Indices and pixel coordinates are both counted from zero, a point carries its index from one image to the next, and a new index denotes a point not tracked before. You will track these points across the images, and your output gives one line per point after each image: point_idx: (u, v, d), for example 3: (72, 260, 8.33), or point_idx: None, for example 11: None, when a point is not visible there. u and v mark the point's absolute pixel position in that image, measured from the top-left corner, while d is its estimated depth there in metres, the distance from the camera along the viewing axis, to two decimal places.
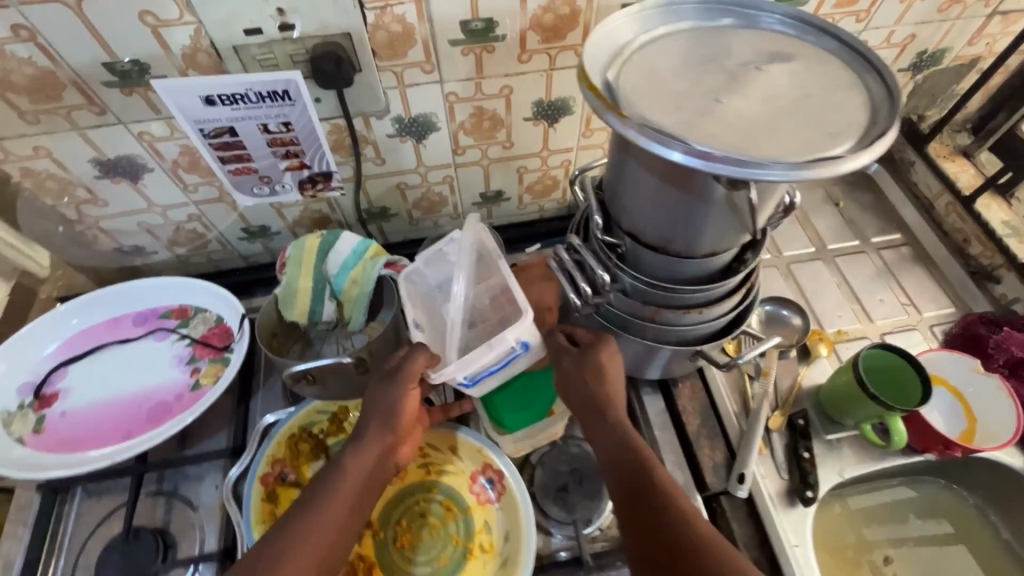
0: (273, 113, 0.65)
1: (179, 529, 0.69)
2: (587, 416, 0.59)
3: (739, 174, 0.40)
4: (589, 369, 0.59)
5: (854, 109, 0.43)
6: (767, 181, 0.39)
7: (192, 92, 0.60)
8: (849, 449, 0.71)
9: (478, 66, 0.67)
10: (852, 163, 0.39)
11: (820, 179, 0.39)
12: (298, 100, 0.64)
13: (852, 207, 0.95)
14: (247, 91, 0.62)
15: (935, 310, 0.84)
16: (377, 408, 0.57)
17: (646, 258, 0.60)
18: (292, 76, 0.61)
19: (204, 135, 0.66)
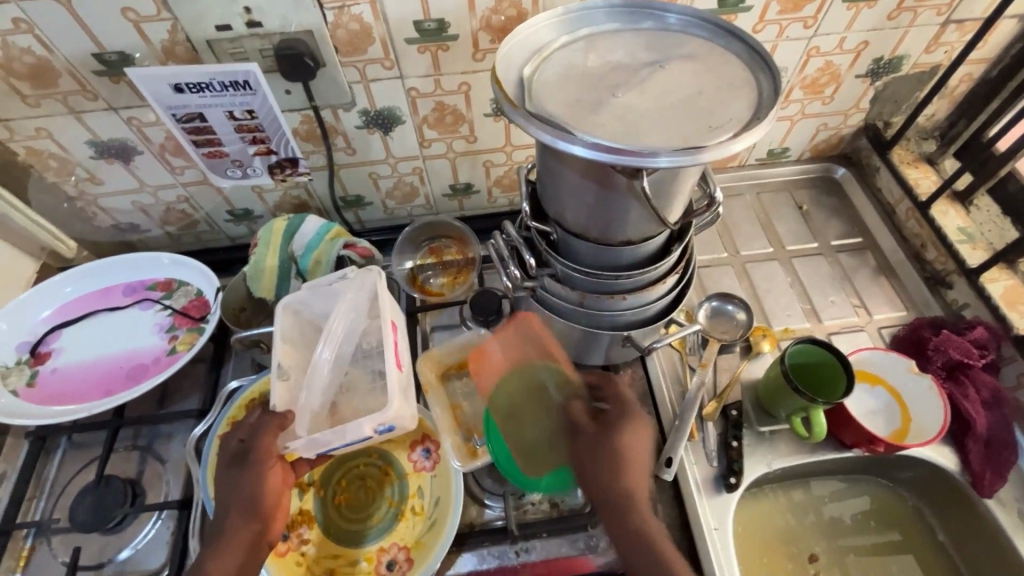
0: (238, 101, 0.71)
1: (149, 480, 0.75)
2: (608, 512, 0.61)
3: (627, 162, 0.44)
4: (607, 458, 0.62)
5: (740, 104, 0.47)
6: (653, 168, 0.44)
7: (163, 81, 0.67)
8: (780, 441, 0.73)
9: (435, 64, 0.72)
10: (726, 150, 0.43)
11: (698, 164, 0.43)
12: (258, 89, 0.70)
13: (816, 210, 0.97)
14: (211, 80, 0.68)
15: (886, 313, 0.85)
16: (235, 499, 0.59)
17: (572, 245, 0.63)
18: (250, 68, 0.67)
19: (176, 119, 0.72)
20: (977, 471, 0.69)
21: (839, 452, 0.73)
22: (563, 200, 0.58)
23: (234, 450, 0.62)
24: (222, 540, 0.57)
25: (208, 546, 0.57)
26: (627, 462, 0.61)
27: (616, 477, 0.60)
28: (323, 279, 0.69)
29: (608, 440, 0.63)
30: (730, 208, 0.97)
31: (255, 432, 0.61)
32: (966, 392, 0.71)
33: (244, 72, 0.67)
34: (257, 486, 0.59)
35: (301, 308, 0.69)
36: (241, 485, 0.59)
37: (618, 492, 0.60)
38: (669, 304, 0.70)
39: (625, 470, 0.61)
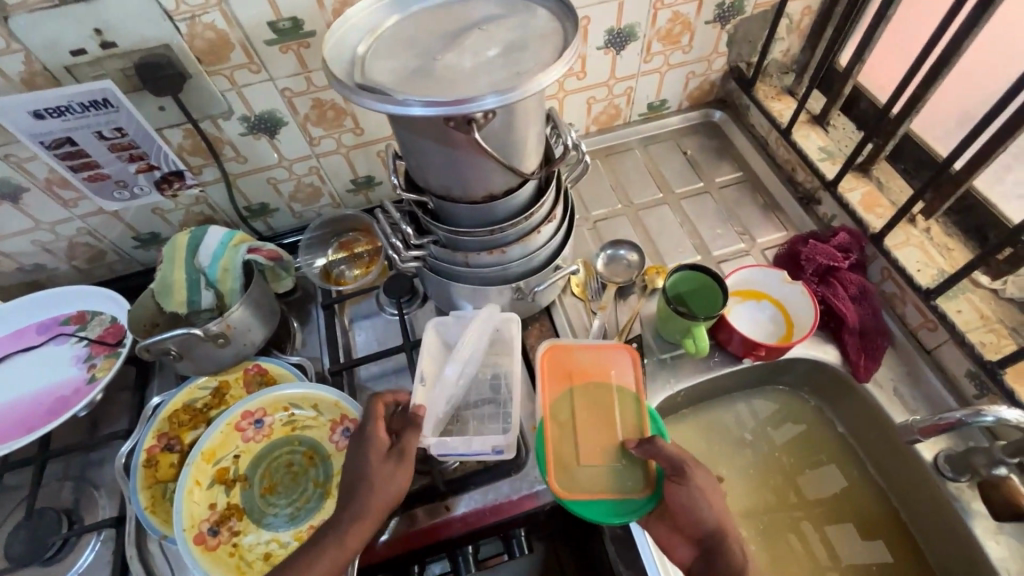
0: (103, 120, 0.72)
1: (84, 506, 0.76)
2: (711, 544, 0.56)
3: (459, 109, 0.49)
4: (704, 492, 0.58)
5: (554, 40, 0.52)
6: (481, 109, 0.48)
7: (20, 110, 0.68)
8: (681, 364, 0.79)
9: (301, 61, 0.75)
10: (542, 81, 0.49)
11: (521, 98, 0.49)
12: (119, 106, 0.72)
13: (699, 153, 1.03)
14: (69, 103, 0.69)
15: (768, 235, 0.91)
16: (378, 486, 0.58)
17: (444, 208, 0.68)
18: (105, 85, 0.69)
19: (46, 147, 0.73)
20: (854, 360, 0.75)
21: (732, 365, 0.79)
22: (421, 167, 0.63)
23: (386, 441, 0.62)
24: (336, 537, 0.56)
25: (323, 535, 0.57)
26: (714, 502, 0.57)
27: (709, 520, 0.57)
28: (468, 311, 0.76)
29: (691, 479, 0.58)
30: (621, 164, 1.02)
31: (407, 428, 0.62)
32: (836, 292, 0.78)
33: (100, 90, 0.69)
34: (395, 486, 0.59)
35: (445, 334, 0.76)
36: (364, 466, 0.59)
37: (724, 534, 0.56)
38: (554, 251, 0.75)
39: (711, 500, 0.57)
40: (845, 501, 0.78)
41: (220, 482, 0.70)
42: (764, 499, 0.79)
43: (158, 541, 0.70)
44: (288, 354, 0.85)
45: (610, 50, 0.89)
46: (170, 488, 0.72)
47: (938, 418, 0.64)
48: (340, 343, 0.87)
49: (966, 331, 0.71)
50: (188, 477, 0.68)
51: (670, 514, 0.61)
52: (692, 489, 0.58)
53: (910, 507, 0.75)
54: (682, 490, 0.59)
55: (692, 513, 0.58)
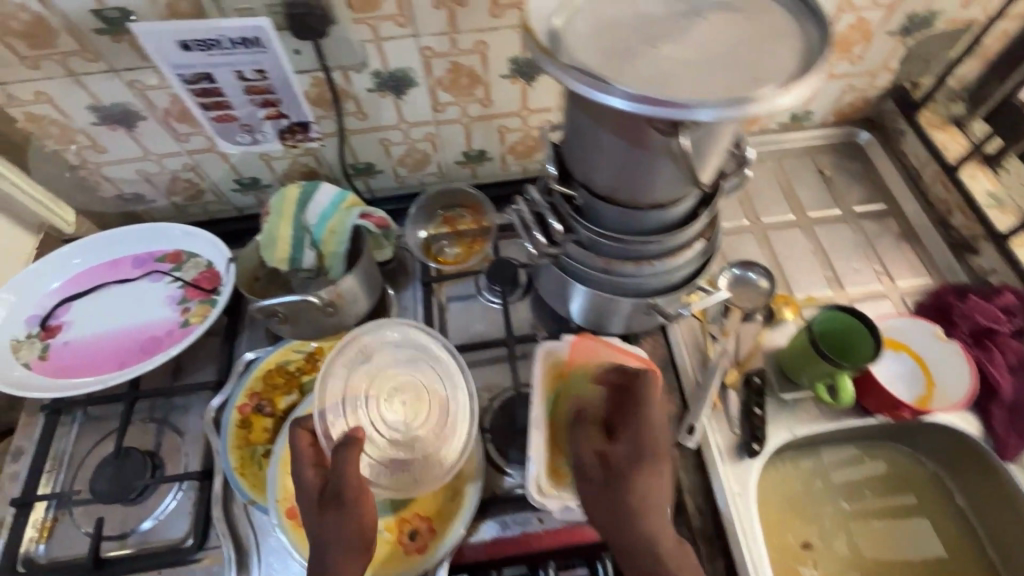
0: (247, 60, 0.67)
1: (168, 452, 0.74)
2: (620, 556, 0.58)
3: (671, 113, 0.42)
4: (618, 502, 0.57)
5: (789, 51, 0.44)
6: (694, 121, 0.42)
7: (167, 37, 0.63)
8: (803, 408, 0.73)
9: (452, 21, 0.69)
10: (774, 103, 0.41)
11: (742, 118, 0.41)
12: (270, 49, 0.66)
13: (838, 176, 0.94)
14: (221, 38, 0.64)
15: (910, 279, 0.83)
16: (331, 539, 0.55)
17: (598, 209, 0.61)
18: (261, 24, 0.63)
19: (183, 80, 0.69)
20: (1001, 437, 0.69)
21: (861, 419, 0.72)
22: (592, 162, 0.56)
23: (318, 495, 0.57)
24: None
25: None
26: (633, 499, 0.57)
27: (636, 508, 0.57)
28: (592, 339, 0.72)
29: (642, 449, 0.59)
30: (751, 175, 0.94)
31: (339, 463, 0.55)
32: (993, 358, 0.71)
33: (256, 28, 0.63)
34: (360, 525, 0.56)
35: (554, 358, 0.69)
36: (320, 531, 0.56)
37: (643, 539, 0.56)
38: (695, 270, 0.68)
39: (637, 485, 0.57)
40: None
41: None
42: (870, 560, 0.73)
43: (244, 505, 0.68)
44: None
45: None
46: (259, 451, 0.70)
47: None
48: (437, 324, 0.83)
49: None
50: (283, 448, 0.66)
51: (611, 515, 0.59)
52: (620, 484, 0.57)
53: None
54: (608, 492, 0.58)
55: (612, 526, 0.57)
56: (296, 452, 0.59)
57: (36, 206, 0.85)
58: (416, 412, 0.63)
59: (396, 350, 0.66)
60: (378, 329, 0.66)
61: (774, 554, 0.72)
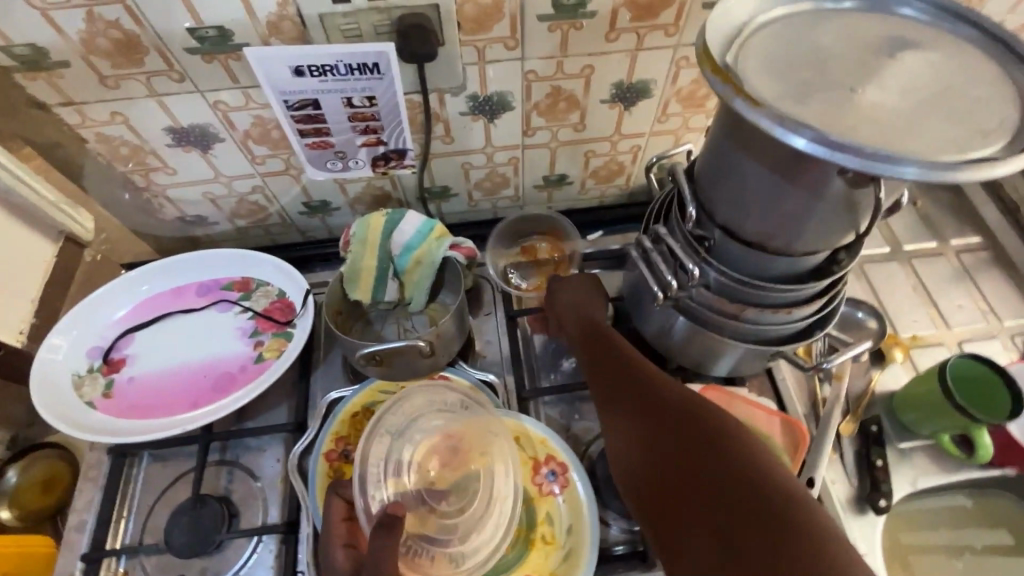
0: (361, 86, 0.64)
1: (243, 500, 0.69)
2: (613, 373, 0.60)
3: (874, 167, 0.37)
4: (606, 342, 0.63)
5: (999, 116, 0.41)
6: (901, 177, 0.37)
7: (283, 63, 0.60)
8: (921, 458, 0.69)
9: (563, 44, 0.65)
10: (1002, 167, 0.37)
11: (965, 181, 0.37)
12: (386, 74, 0.63)
13: (930, 205, 0.91)
14: (338, 63, 0.61)
15: (1017, 319, 0.80)
16: None
17: (735, 253, 0.57)
18: (385, 49, 0.60)
19: (287, 106, 0.65)
20: None
21: (983, 471, 0.69)
22: (743, 204, 0.52)
23: None
24: None
25: None
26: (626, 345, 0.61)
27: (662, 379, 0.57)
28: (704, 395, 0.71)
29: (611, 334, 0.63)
30: None
31: (376, 551, 0.50)
32: None
33: (377, 52, 0.60)
34: None
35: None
36: None
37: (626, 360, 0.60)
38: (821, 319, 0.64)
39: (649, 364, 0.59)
40: None
41: None
42: None
43: None
44: (470, 365, 0.77)
45: None
46: None
47: None
48: (524, 361, 0.78)
49: None
50: None
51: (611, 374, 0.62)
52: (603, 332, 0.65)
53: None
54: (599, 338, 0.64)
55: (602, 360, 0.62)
56: (326, 529, 0.58)
57: (48, 207, 0.75)
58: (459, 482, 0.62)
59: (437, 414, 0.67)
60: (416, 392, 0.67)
61: None
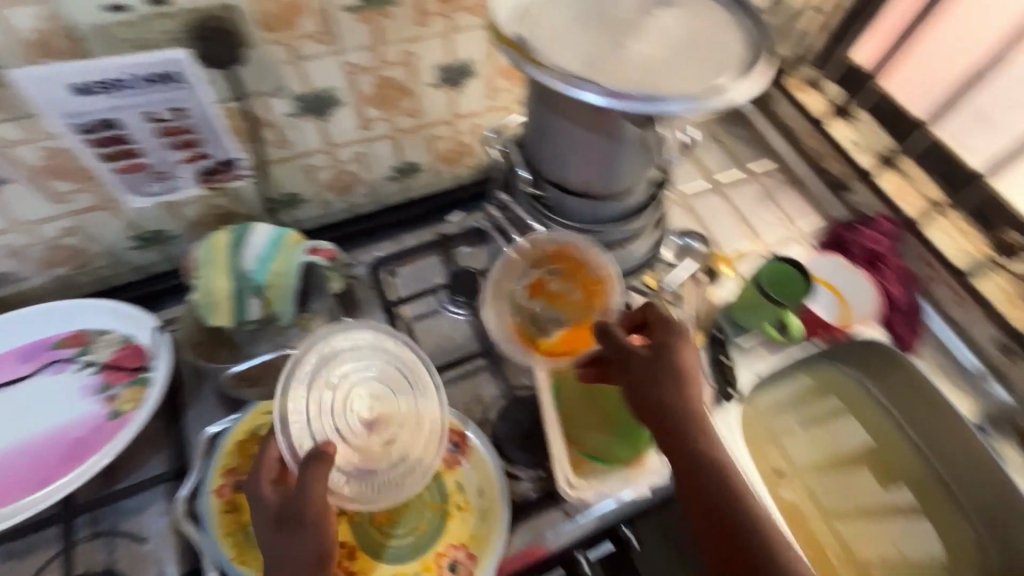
0: (161, 98, 0.60)
1: (128, 566, 0.62)
2: (660, 428, 0.56)
3: (648, 108, 0.45)
4: (666, 369, 0.57)
5: (732, 55, 0.50)
6: (672, 112, 0.45)
7: (60, 81, 0.55)
8: (757, 349, 0.83)
9: (376, 33, 0.66)
10: (735, 95, 0.46)
11: (712, 109, 0.46)
12: (187, 81, 0.60)
13: (732, 141, 1.06)
14: (128, 75, 0.57)
15: (808, 222, 0.97)
16: (284, 560, 0.51)
17: (569, 204, 0.64)
18: (177, 55, 0.57)
19: (80, 129, 0.60)
20: (902, 335, 0.85)
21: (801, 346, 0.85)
22: (563, 159, 0.59)
23: (275, 509, 0.52)
24: None
25: None
26: (689, 378, 0.57)
27: (683, 422, 0.55)
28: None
29: (665, 364, 0.57)
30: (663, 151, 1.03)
31: (302, 479, 0.51)
32: (885, 275, 0.86)
33: (169, 60, 0.57)
34: (322, 544, 0.51)
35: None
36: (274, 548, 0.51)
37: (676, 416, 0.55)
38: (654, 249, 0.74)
39: (668, 386, 0.56)
40: (896, 463, 0.87)
41: None
42: (822, 462, 0.87)
43: None
44: None
45: None
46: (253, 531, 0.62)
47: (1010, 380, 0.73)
48: None
49: (1000, 307, 0.81)
50: None
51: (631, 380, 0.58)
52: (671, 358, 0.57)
53: (952, 465, 0.84)
54: (644, 366, 0.58)
55: (649, 405, 0.57)
56: (258, 464, 0.55)
57: None
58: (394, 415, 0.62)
59: (370, 352, 0.64)
60: (339, 329, 0.62)
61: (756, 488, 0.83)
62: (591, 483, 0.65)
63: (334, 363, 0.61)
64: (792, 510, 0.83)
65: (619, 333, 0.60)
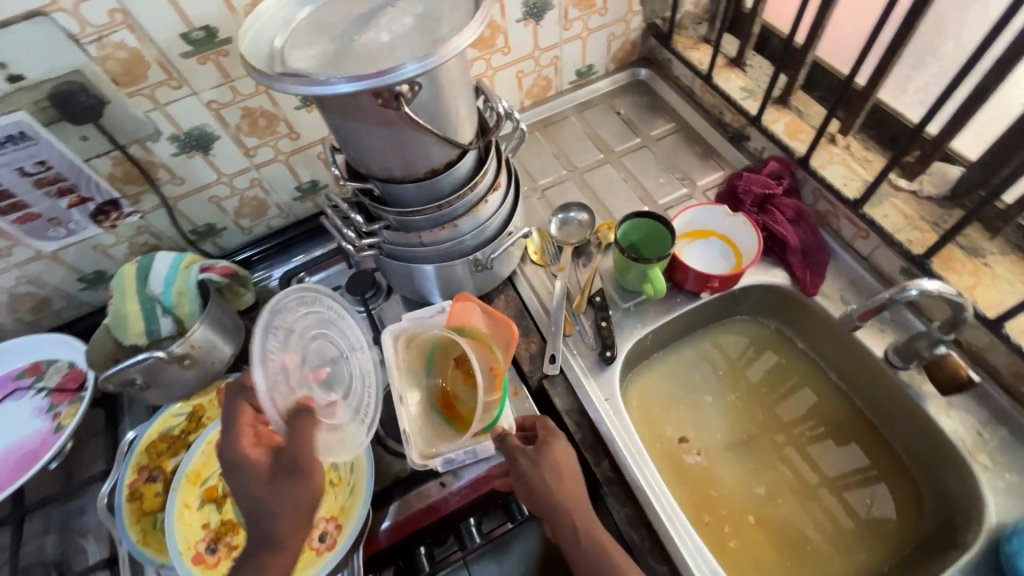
0: (24, 155, 0.70)
1: (70, 555, 0.73)
2: (545, 513, 0.61)
3: (385, 80, 0.49)
4: (546, 468, 0.61)
5: (461, 14, 0.54)
6: (408, 75, 0.49)
7: None
8: (644, 310, 0.82)
9: (223, 71, 0.75)
10: (457, 42, 0.51)
11: (441, 60, 0.50)
12: (39, 138, 0.69)
13: (632, 111, 1.06)
14: None
15: (706, 177, 0.95)
16: (281, 510, 0.55)
17: (390, 191, 0.68)
18: (19, 117, 0.66)
19: None
20: (801, 278, 0.80)
21: (692, 302, 0.83)
22: (359, 151, 0.62)
23: (265, 462, 0.56)
24: (272, 549, 0.56)
25: (255, 555, 0.56)
26: (565, 469, 0.62)
27: (565, 507, 0.60)
28: (424, 311, 0.72)
29: (546, 461, 0.61)
30: (560, 132, 1.05)
31: (295, 433, 0.52)
32: (775, 217, 0.83)
33: (14, 123, 0.66)
34: (311, 489, 0.56)
35: (405, 335, 0.71)
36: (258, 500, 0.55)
37: (569, 493, 0.61)
38: (502, 222, 0.77)
39: (557, 493, 0.60)
40: (821, 407, 0.83)
41: (210, 501, 0.69)
42: (747, 430, 0.82)
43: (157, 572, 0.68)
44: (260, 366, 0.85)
45: (529, 22, 0.90)
46: (159, 518, 0.71)
47: (871, 301, 0.68)
48: None
49: (894, 232, 0.76)
50: (176, 501, 0.68)
51: (545, 462, 0.61)
52: (546, 454, 0.62)
53: (894, 430, 0.78)
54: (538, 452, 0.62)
55: (525, 493, 0.61)
56: (235, 428, 0.58)
57: None
58: (343, 374, 0.63)
59: (323, 306, 0.63)
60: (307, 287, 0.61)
61: (659, 446, 0.81)
62: (438, 451, 0.64)
63: (300, 315, 0.59)
64: (706, 477, 0.79)
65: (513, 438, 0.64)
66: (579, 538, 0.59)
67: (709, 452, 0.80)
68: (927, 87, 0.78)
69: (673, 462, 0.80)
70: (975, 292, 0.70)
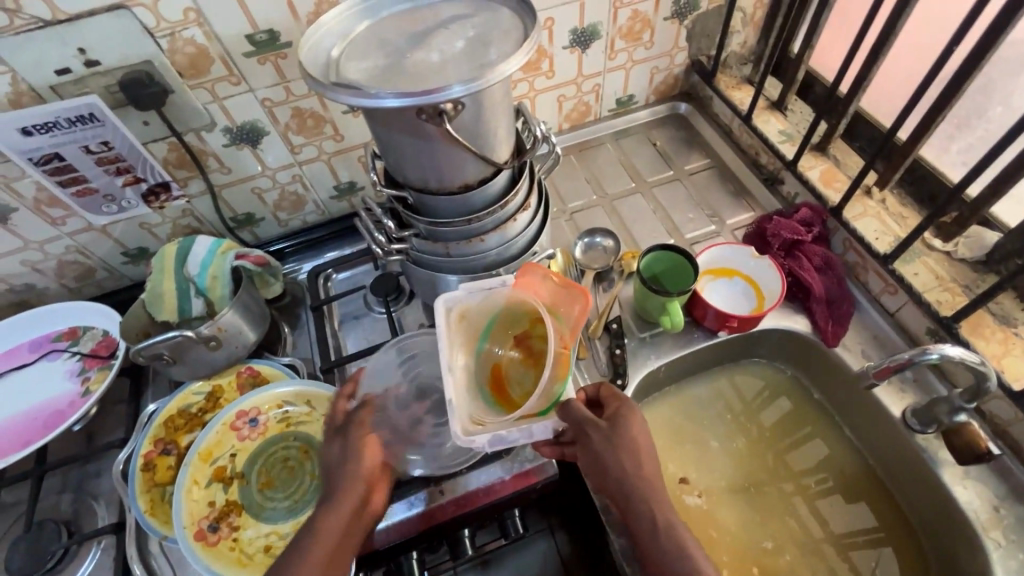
0: (90, 135, 0.75)
1: (82, 516, 0.76)
2: (616, 494, 0.58)
3: (431, 99, 0.52)
4: (619, 447, 0.58)
5: (510, 41, 0.57)
6: (453, 96, 0.51)
7: (9, 127, 0.70)
8: (660, 342, 0.83)
9: (280, 72, 0.79)
10: (504, 69, 0.53)
11: (486, 85, 0.52)
12: (105, 120, 0.74)
13: (668, 144, 1.07)
14: (56, 119, 0.71)
15: (736, 217, 0.96)
16: (341, 464, 0.62)
17: (423, 202, 0.70)
18: (90, 100, 0.71)
19: (34, 163, 0.75)
20: (822, 327, 0.79)
21: (708, 339, 0.83)
22: (398, 161, 0.65)
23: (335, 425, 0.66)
24: (327, 503, 0.59)
25: (317, 512, 0.59)
26: (641, 449, 0.58)
27: (637, 486, 0.56)
28: (483, 281, 0.66)
29: (622, 438, 0.58)
30: (594, 158, 1.06)
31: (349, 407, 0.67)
32: (802, 264, 0.82)
33: (85, 104, 0.71)
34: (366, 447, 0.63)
35: (461, 309, 0.66)
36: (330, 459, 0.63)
37: (641, 474, 0.57)
38: (529, 240, 0.78)
39: (630, 470, 0.57)
40: (832, 461, 0.82)
41: (217, 480, 0.72)
42: (752, 476, 0.81)
43: (159, 542, 0.71)
44: (279, 355, 0.88)
45: (576, 49, 0.92)
46: (168, 491, 0.73)
47: (889, 360, 0.67)
48: (331, 343, 0.88)
49: (924, 292, 0.74)
50: (187, 477, 0.70)
51: (617, 438, 0.58)
52: (621, 430, 0.59)
53: (906, 494, 0.76)
54: (612, 428, 0.59)
55: (598, 471, 0.59)
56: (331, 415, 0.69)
57: None
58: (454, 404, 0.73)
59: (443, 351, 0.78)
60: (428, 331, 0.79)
61: (663, 479, 0.80)
62: (487, 427, 0.57)
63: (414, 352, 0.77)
64: (706, 519, 0.78)
65: (579, 407, 0.59)
66: (649, 520, 0.55)
67: (709, 494, 0.80)
68: (971, 149, 0.77)
69: (673, 500, 0.79)
70: (1002, 361, 0.68)
